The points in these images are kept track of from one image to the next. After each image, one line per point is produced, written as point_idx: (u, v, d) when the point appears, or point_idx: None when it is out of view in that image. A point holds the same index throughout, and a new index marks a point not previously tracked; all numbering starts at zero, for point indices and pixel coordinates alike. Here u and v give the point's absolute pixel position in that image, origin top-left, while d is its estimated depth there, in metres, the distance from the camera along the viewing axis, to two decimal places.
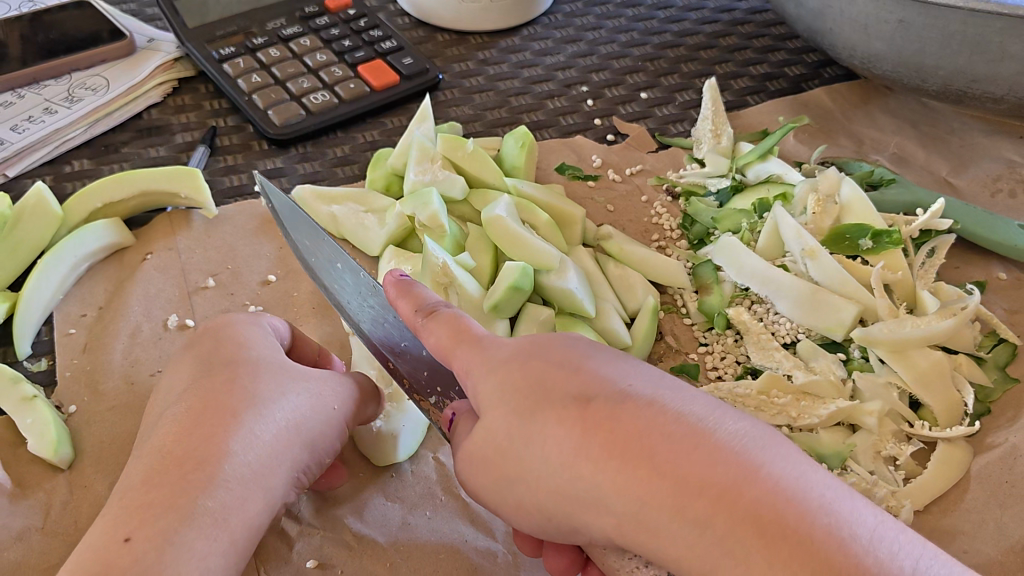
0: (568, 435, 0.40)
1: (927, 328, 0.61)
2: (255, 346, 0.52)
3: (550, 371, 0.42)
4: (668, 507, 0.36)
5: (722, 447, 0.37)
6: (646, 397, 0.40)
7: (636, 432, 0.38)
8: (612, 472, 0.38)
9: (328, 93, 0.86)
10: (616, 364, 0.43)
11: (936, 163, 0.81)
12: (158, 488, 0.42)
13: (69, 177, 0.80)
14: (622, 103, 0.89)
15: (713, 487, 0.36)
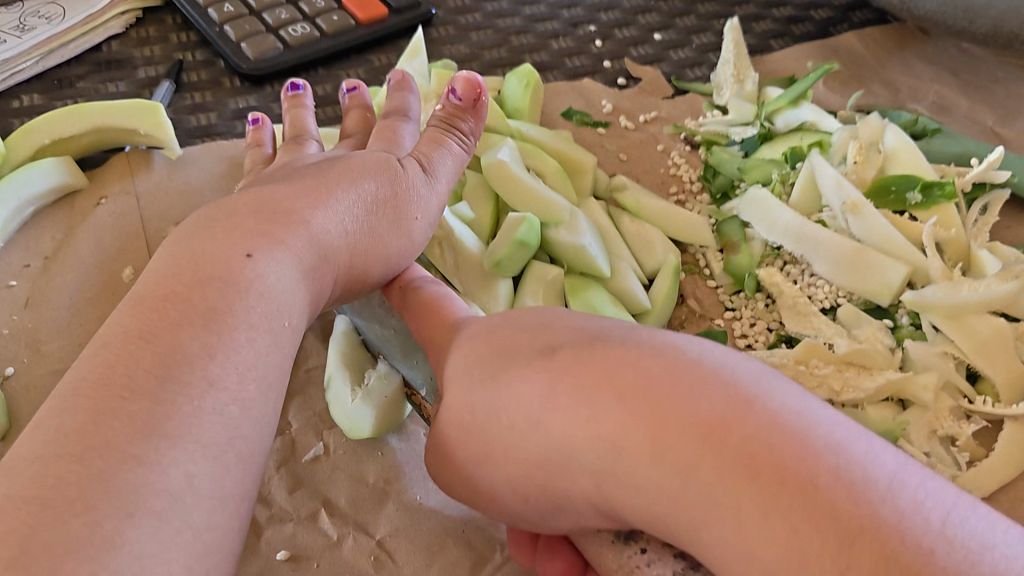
0: (535, 387, 0.35)
1: (985, 291, 0.54)
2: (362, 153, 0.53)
3: (522, 335, 0.38)
4: (641, 447, 0.31)
5: (705, 378, 0.32)
6: (619, 339, 0.35)
7: (606, 372, 0.33)
8: (581, 413, 0.33)
9: (309, 25, 0.77)
10: (595, 321, 0.39)
11: (982, 112, 0.73)
12: (169, 324, 0.34)
13: (16, 113, 0.71)
14: (633, 45, 0.80)
15: (693, 421, 0.30)
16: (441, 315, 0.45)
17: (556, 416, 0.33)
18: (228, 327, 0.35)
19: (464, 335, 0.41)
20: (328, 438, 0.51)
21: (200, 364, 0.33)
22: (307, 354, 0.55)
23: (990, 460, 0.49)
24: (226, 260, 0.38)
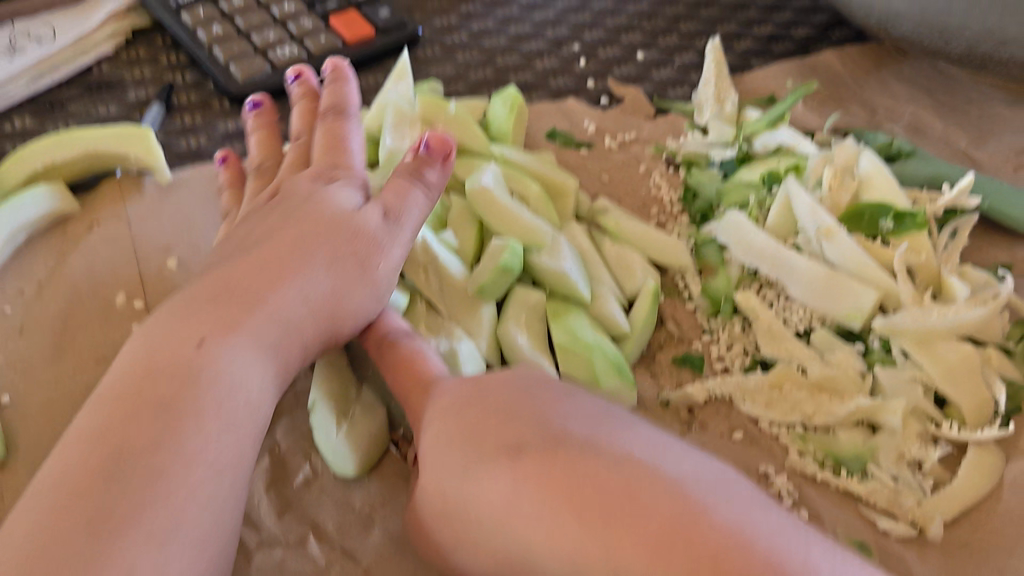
0: (504, 487, 0.38)
1: (954, 318, 0.55)
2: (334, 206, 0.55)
3: (495, 419, 0.42)
4: (581, 551, 0.35)
5: (644, 485, 0.36)
6: (580, 441, 0.39)
7: (567, 482, 0.37)
8: (546, 522, 0.36)
9: (296, 46, 0.77)
10: (561, 403, 0.42)
11: (955, 135, 0.75)
12: (161, 390, 0.39)
13: (8, 136, 0.72)
14: (617, 64, 0.82)
15: (626, 525, 0.35)
16: (417, 372, 0.50)
17: (515, 509, 0.38)
18: (193, 416, 0.39)
19: (446, 412, 0.45)
20: (316, 462, 0.52)
21: (163, 453, 0.37)
22: (296, 379, 0.56)
23: (953, 486, 0.51)
24: (191, 348, 0.41)
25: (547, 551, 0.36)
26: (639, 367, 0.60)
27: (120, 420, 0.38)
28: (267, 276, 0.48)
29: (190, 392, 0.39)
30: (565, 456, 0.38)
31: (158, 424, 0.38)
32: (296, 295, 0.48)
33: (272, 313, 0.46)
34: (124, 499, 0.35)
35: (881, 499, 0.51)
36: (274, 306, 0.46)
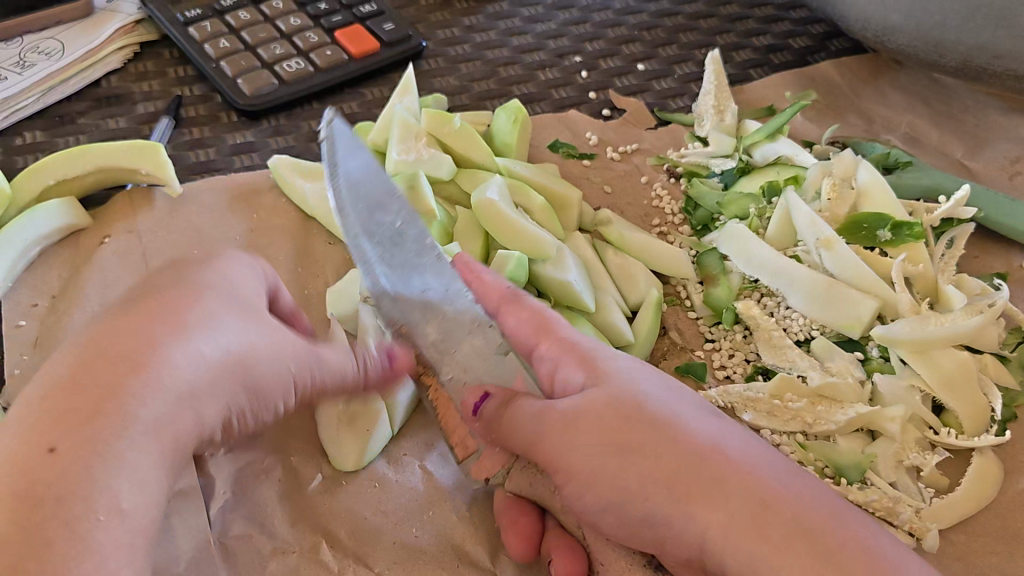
0: (668, 470, 0.39)
1: (952, 327, 0.57)
2: (223, 282, 0.45)
3: (625, 375, 0.43)
4: (709, 509, 0.38)
5: (777, 480, 0.39)
6: (728, 448, 0.40)
7: (730, 486, 0.38)
8: (715, 512, 0.38)
9: (303, 60, 0.80)
10: (683, 402, 0.43)
11: (951, 144, 0.76)
12: (83, 395, 0.36)
13: (19, 150, 0.73)
14: (618, 75, 0.83)
15: (754, 503, 0.38)
16: (540, 330, 0.48)
17: (650, 462, 0.40)
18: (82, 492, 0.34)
19: (568, 358, 0.46)
20: (328, 469, 0.53)
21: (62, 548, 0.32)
22: None
23: (952, 495, 0.52)
24: (74, 408, 0.36)
25: (671, 501, 0.39)
26: None
27: (25, 441, 0.35)
28: (161, 309, 0.41)
29: (112, 397, 0.37)
30: (699, 430, 0.41)
31: (74, 437, 0.35)
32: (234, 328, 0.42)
33: (207, 332, 0.41)
34: (29, 530, 0.32)
35: (880, 505, 0.51)
36: (216, 324, 0.42)
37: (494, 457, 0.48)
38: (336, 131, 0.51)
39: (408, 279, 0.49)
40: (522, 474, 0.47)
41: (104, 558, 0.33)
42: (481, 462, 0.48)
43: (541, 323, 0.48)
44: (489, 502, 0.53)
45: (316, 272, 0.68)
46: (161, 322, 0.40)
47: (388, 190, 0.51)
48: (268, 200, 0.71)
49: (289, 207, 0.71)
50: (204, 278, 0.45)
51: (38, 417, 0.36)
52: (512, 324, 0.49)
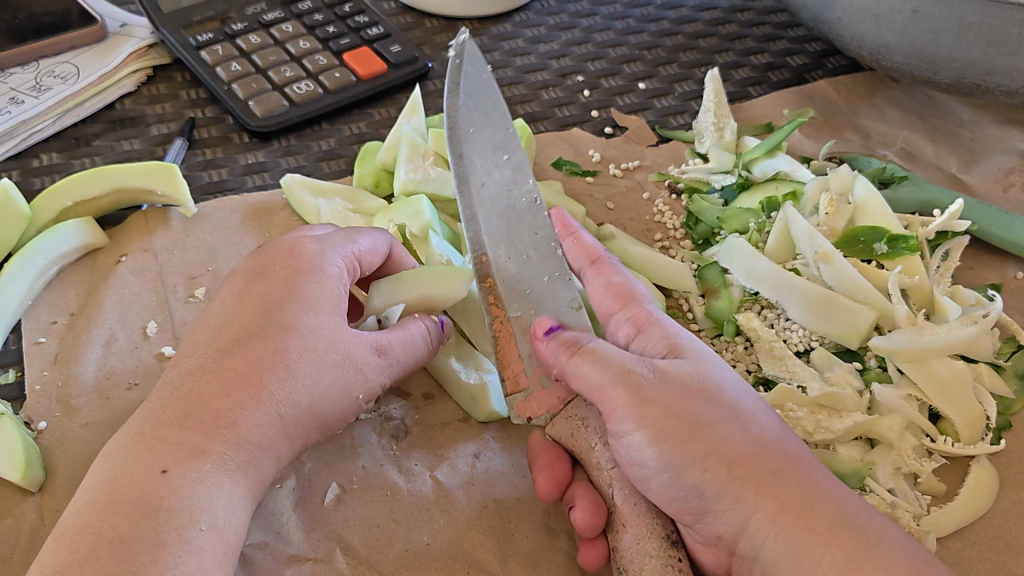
0: (737, 456, 0.42)
1: (946, 337, 0.58)
2: (316, 306, 0.50)
3: (708, 361, 0.46)
4: (763, 495, 0.42)
5: (826, 483, 0.44)
6: (787, 450, 0.44)
7: (785, 485, 0.42)
8: (770, 507, 0.42)
9: (312, 82, 0.82)
10: (751, 395, 0.46)
11: (946, 159, 0.78)
12: (191, 432, 0.43)
13: (37, 172, 0.75)
14: (620, 94, 0.85)
15: (803, 499, 0.42)
16: (625, 293, 0.52)
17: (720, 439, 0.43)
18: (188, 519, 0.40)
19: (647, 329, 0.49)
20: (341, 478, 0.55)
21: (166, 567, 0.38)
22: None
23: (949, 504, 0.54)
24: (184, 450, 0.42)
25: (729, 479, 0.42)
26: None
27: (141, 462, 0.41)
28: (263, 353, 0.46)
29: (214, 441, 0.43)
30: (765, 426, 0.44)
31: (183, 465, 0.41)
32: (315, 381, 0.48)
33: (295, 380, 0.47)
34: (145, 535, 0.39)
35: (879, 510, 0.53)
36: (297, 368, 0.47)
37: (547, 398, 0.51)
38: (465, 98, 0.62)
39: (500, 220, 0.56)
40: (567, 422, 0.50)
41: (204, 563, 0.40)
42: (529, 400, 0.51)
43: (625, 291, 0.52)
44: (498, 511, 0.55)
45: None
46: (257, 362, 0.46)
47: (501, 155, 0.60)
48: (280, 217, 0.73)
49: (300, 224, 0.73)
50: (302, 300, 0.49)
51: (149, 442, 0.42)
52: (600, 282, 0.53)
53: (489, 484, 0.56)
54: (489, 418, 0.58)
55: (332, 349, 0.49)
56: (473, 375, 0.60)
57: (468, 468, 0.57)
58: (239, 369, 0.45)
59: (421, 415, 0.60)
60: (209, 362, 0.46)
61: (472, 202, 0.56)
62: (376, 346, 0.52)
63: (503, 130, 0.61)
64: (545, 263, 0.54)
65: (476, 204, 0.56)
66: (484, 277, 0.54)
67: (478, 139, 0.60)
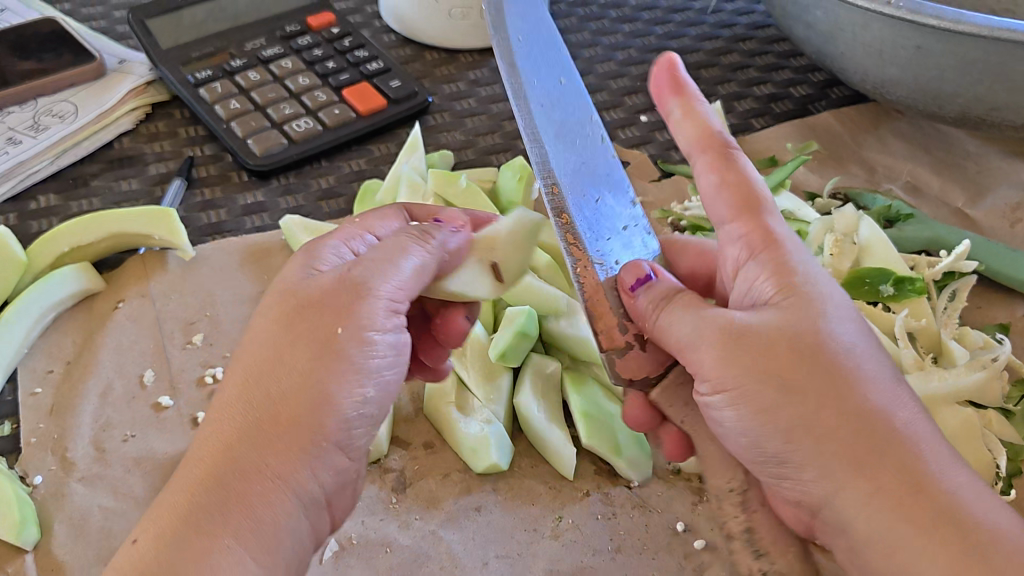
0: (832, 429, 0.37)
1: (954, 383, 0.58)
2: (305, 287, 0.40)
3: (816, 307, 0.39)
4: (870, 476, 0.36)
5: (949, 464, 0.37)
6: (900, 419, 0.37)
7: (893, 467, 0.36)
8: (866, 491, 0.36)
9: (311, 119, 0.81)
10: (868, 355, 0.39)
11: (952, 192, 0.77)
12: (178, 496, 0.35)
13: (34, 214, 0.74)
14: (622, 127, 0.84)
15: (907, 481, 0.36)
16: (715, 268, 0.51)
17: (832, 409, 0.37)
18: None
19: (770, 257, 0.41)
20: (340, 535, 0.54)
21: None
22: None
23: None
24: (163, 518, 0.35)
25: (824, 450, 0.37)
26: None
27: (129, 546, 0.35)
28: (257, 374, 0.38)
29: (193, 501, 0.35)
30: (886, 382, 0.38)
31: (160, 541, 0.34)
32: (316, 392, 0.37)
33: (291, 398, 0.37)
34: None
35: None
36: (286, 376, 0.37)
37: (647, 360, 0.45)
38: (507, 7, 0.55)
39: (565, 147, 0.50)
40: (678, 390, 0.44)
41: None
42: (626, 359, 0.45)
43: (749, 191, 0.42)
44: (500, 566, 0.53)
45: None
46: (253, 387, 0.37)
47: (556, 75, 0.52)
48: (279, 259, 0.73)
49: None
50: (300, 294, 0.40)
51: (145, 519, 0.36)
52: (712, 184, 0.42)
53: (491, 538, 0.55)
54: (489, 470, 0.57)
55: (324, 321, 0.38)
56: (475, 426, 0.59)
57: (470, 521, 0.56)
58: (229, 405, 0.37)
59: (422, 465, 0.59)
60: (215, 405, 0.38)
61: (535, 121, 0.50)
62: (348, 273, 0.40)
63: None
64: (617, 205, 0.49)
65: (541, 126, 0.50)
66: (558, 212, 0.47)
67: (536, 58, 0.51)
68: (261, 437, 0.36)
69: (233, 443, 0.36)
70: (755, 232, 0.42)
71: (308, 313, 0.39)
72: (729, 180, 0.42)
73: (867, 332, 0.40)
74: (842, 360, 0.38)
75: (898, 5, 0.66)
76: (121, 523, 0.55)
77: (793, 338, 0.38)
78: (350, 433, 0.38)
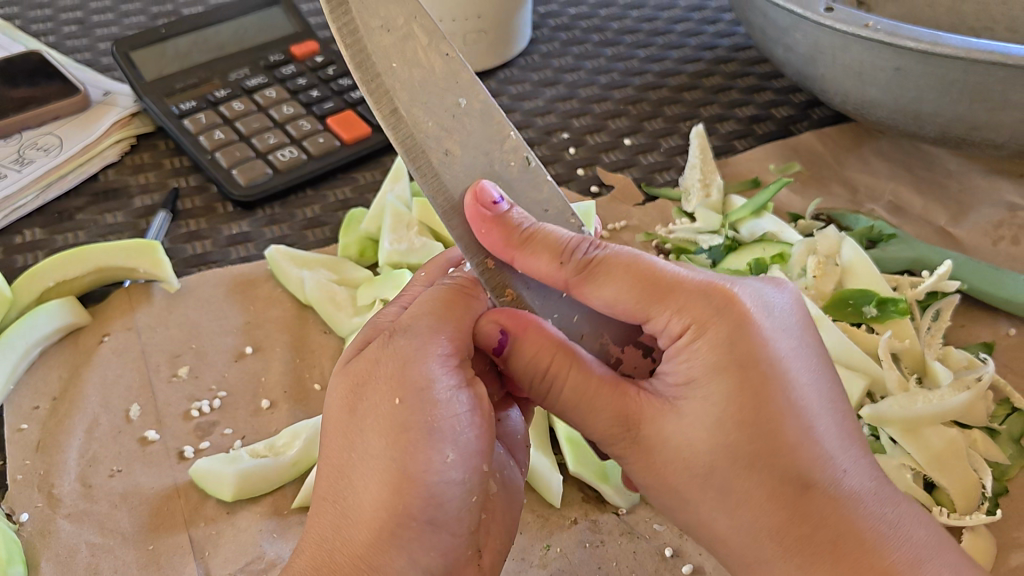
0: (754, 481, 0.38)
1: (939, 405, 0.58)
2: (356, 363, 0.43)
3: (748, 350, 0.39)
4: (791, 567, 0.39)
5: (854, 483, 0.39)
6: (819, 452, 0.39)
7: (806, 507, 0.38)
8: (775, 531, 0.38)
9: (296, 148, 0.81)
10: (791, 397, 0.39)
11: (934, 211, 0.78)
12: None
13: (20, 249, 0.74)
14: (605, 151, 0.85)
15: (818, 515, 0.38)
16: None
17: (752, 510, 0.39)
18: None
19: (695, 342, 0.39)
20: None
21: None
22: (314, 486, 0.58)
23: None
24: None
25: (748, 496, 0.38)
26: None
27: None
28: (342, 461, 0.41)
29: None
30: (823, 426, 0.39)
31: None
32: (380, 464, 0.40)
33: (361, 475, 0.40)
34: None
35: None
36: (356, 460, 0.40)
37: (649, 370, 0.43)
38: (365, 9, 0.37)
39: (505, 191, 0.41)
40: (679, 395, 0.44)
41: None
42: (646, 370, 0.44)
43: (645, 287, 0.40)
44: None
45: (313, 362, 0.68)
46: (342, 476, 0.41)
47: (449, 101, 0.39)
48: (265, 289, 0.73)
49: (285, 296, 0.73)
50: (355, 373, 0.42)
51: None
52: (601, 302, 0.41)
53: None
54: None
55: (382, 398, 0.40)
56: None
57: None
58: (329, 494, 0.41)
59: None
60: (319, 494, 0.42)
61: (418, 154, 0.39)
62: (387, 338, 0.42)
63: (436, 59, 0.39)
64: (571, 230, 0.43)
65: (441, 171, 0.39)
66: (500, 288, 0.43)
67: (417, 90, 0.38)
68: (357, 524, 0.39)
69: (338, 534, 0.40)
70: (675, 317, 0.39)
71: (368, 389, 0.41)
72: (622, 285, 0.40)
73: (798, 399, 0.39)
74: (769, 442, 0.38)
75: (876, 28, 0.68)
76: (107, 560, 0.55)
77: (712, 441, 0.38)
78: (451, 489, 0.40)
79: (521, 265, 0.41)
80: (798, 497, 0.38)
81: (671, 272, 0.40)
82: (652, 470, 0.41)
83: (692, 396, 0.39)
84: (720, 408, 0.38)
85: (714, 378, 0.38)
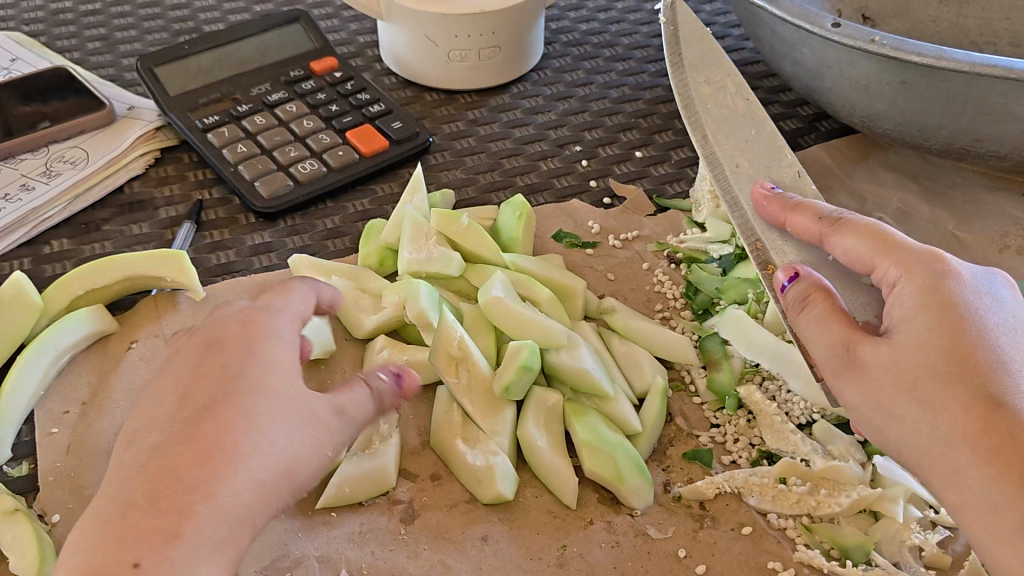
0: (943, 373, 0.48)
1: None
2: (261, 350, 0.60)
3: (929, 278, 0.52)
4: (973, 454, 0.47)
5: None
6: (989, 364, 0.48)
7: (969, 399, 0.47)
8: (947, 415, 0.48)
9: (316, 161, 0.83)
10: (955, 323, 0.50)
11: (941, 217, 0.80)
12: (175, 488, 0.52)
13: (49, 258, 0.77)
14: (617, 163, 0.87)
15: (985, 406, 0.47)
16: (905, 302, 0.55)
17: (946, 422, 0.48)
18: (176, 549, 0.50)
19: (909, 282, 0.52)
20: (352, 567, 0.57)
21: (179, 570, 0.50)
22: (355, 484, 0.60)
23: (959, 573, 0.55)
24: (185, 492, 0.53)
25: (942, 381, 0.48)
26: (652, 462, 0.63)
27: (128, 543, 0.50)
28: (223, 410, 0.56)
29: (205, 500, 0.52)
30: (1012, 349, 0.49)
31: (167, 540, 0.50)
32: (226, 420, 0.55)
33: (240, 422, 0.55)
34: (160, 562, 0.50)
35: None
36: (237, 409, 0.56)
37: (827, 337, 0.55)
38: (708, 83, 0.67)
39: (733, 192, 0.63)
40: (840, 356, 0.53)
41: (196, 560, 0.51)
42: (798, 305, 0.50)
43: (880, 240, 0.54)
44: None
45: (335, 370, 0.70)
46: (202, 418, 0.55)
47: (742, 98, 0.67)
48: None
49: None
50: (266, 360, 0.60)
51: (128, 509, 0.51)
52: (844, 248, 0.56)
53: (497, 566, 0.57)
54: (495, 500, 0.59)
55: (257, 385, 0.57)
56: (479, 458, 0.61)
57: (478, 551, 0.57)
58: (198, 428, 0.55)
59: (430, 497, 0.61)
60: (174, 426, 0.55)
61: (732, 189, 0.63)
62: None
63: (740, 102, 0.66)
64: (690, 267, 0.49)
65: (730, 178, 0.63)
66: (765, 265, 0.60)
67: (727, 125, 0.65)
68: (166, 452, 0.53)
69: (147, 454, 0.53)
70: (893, 269, 0.53)
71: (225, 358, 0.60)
72: (861, 239, 0.55)
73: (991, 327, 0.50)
74: (964, 360, 0.48)
75: (882, 43, 0.69)
76: None
77: (937, 349, 0.49)
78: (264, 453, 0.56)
79: (790, 225, 0.59)
80: (987, 407, 0.47)
81: (902, 241, 0.55)
82: (865, 392, 0.51)
83: (909, 324, 0.51)
84: (933, 328, 0.50)
85: (917, 301, 0.51)
